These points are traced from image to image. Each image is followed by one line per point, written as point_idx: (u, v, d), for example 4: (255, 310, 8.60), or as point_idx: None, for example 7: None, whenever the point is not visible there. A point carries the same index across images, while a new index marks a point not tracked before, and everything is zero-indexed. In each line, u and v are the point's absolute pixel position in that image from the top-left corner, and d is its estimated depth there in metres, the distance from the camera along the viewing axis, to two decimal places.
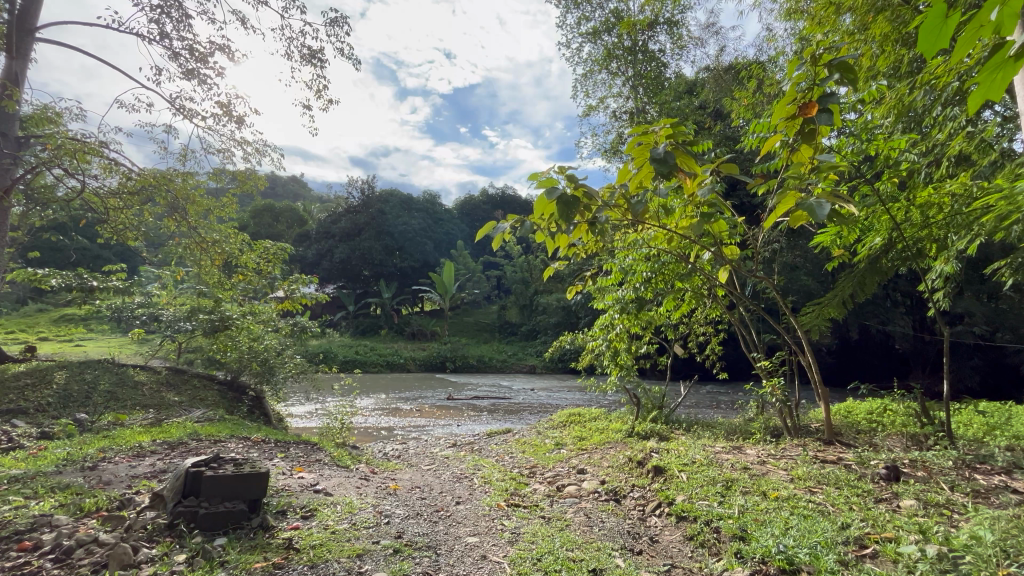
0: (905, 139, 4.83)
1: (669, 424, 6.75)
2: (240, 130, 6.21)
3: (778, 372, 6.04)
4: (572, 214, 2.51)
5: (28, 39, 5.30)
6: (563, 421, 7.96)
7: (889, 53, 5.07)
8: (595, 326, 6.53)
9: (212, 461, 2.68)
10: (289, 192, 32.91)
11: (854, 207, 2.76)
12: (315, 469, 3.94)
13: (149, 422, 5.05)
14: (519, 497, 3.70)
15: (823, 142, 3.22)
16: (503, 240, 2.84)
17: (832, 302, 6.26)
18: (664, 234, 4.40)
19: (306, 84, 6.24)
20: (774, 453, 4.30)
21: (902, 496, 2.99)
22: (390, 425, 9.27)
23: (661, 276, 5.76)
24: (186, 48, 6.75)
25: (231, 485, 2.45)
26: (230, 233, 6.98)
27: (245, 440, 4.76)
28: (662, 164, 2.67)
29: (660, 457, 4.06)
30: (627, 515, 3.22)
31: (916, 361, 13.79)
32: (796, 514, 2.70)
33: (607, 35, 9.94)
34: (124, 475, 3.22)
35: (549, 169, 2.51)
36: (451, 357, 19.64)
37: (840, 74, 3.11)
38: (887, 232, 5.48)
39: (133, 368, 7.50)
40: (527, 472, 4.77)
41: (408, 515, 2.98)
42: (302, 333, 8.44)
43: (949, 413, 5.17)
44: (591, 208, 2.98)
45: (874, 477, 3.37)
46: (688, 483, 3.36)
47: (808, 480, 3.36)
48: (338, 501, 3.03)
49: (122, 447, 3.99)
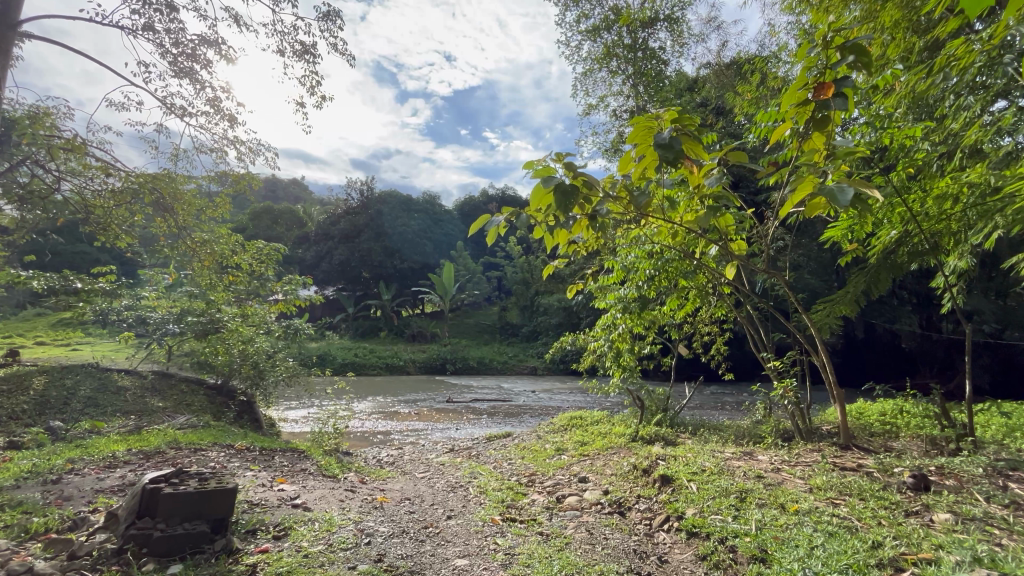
0: (921, 127, 4.56)
1: (674, 428, 6.47)
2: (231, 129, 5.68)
3: (788, 373, 5.76)
4: (570, 204, 2.27)
5: (10, 35, 3.96)
6: (564, 425, 7.71)
7: (899, 41, 4.82)
8: (596, 326, 6.28)
9: (172, 477, 2.44)
10: (290, 195, 32.72)
11: (878, 191, 2.50)
12: (298, 480, 3.68)
13: (128, 430, 4.80)
14: (515, 510, 3.44)
15: (838, 131, 2.95)
16: (497, 236, 2.58)
17: (845, 300, 6.08)
18: (668, 228, 4.16)
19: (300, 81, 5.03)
20: (788, 459, 4.04)
21: (934, 508, 2.73)
22: (387, 430, 9.04)
23: (665, 274, 5.50)
24: (175, 45, 6.54)
25: (192, 504, 2.21)
26: (221, 233, 6.77)
27: (228, 448, 4.52)
28: (667, 151, 2.45)
29: (667, 465, 3.79)
30: (632, 531, 2.97)
31: (925, 360, 13.50)
32: (821, 531, 2.45)
33: (606, 33, 9.64)
34: (87, 490, 2.98)
35: (545, 156, 2.27)
36: (452, 358, 19.39)
37: (854, 56, 2.84)
38: (902, 225, 5.20)
39: (118, 372, 7.25)
40: (526, 480, 4.52)
41: (392, 534, 2.72)
42: (295, 335, 8.19)
43: (971, 416, 4.79)
44: (592, 199, 2.71)
45: (901, 487, 3.12)
46: (700, 494, 3.09)
47: (828, 490, 3.10)
48: (317, 518, 2.78)
49: (92, 457, 3.76)
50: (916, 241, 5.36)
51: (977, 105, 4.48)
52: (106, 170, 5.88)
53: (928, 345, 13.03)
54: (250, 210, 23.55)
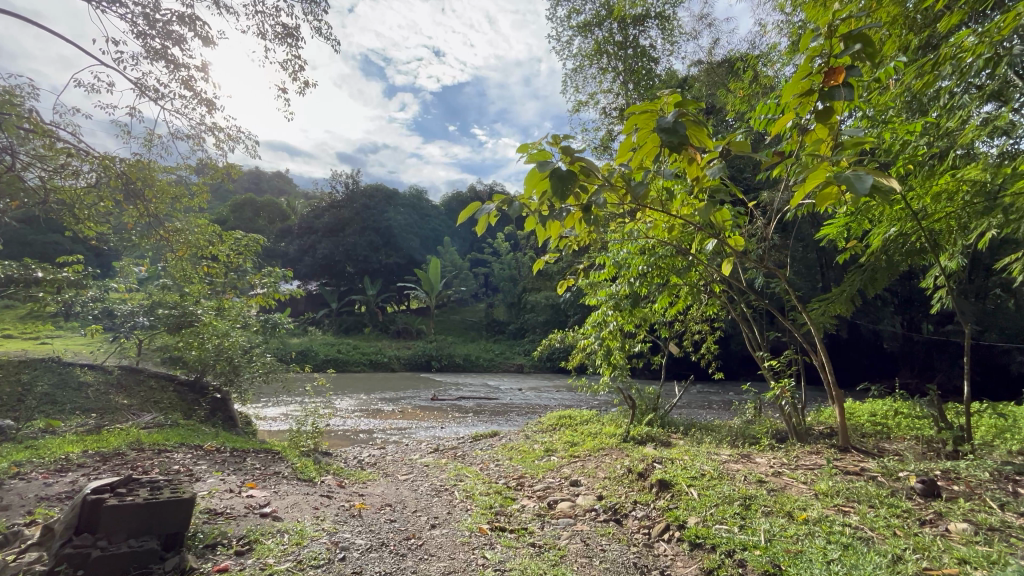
0: (919, 125, 4.28)
1: (664, 427, 6.34)
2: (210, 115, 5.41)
3: (785, 372, 5.58)
4: (568, 190, 2.03)
5: None
6: (554, 424, 7.52)
7: (896, 39, 4.46)
8: (586, 323, 6.05)
9: (120, 486, 2.16)
10: (272, 188, 31.86)
11: (895, 181, 2.18)
12: (270, 485, 3.39)
13: (87, 429, 4.47)
14: (504, 518, 3.22)
15: (841, 125, 2.67)
16: (488, 226, 2.32)
17: (840, 299, 6.02)
18: (663, 222, 3.91)
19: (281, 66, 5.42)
20: (787, 462, 3.87)
21: (948, 517, 2.58)
22: (369, 428, 8.75)
23: (658, 270, 5.31)
24: (149, 23, 6.17)
25: (139, 515, 1.96)
26: (196, 223, 6.43)
27: (196, 450, 4.21)
28: (670, 135, 2.20)
29: (664, 468, 3.59)
30: (631, 541, 2.77)
31: (905, 360, 13.68)
32: (834, 543, 2.28)
33: (598, 29, 9.32)
34: (29, 498, 2.69)
35: (541, 138, 2.04)
36: (437, 355, 19.06)
37: (860, 45, 2.55)
38: (898, 224, 5.00)
39: (81, 367, 6.85)
40: (514, 483, 4.29)
41: (370, 547, 2.47)
42: (273, 330, 7.82)
43: (969, 418, 4.69)
44: (590, 187, 2.47)
45: (909, 494, 2.96)
46: (702, 502, 2.91)
47: (835, 496, 2.94)
48: (286, 529, 2.52)
49: (42, 460, 3.44)
50: (913, 240, 5.21)
51: (972, 104, 4.18)
52: (67, 153, 5.47)
53: (910, 345, 13.15)
54: (231, 202, 22.95)
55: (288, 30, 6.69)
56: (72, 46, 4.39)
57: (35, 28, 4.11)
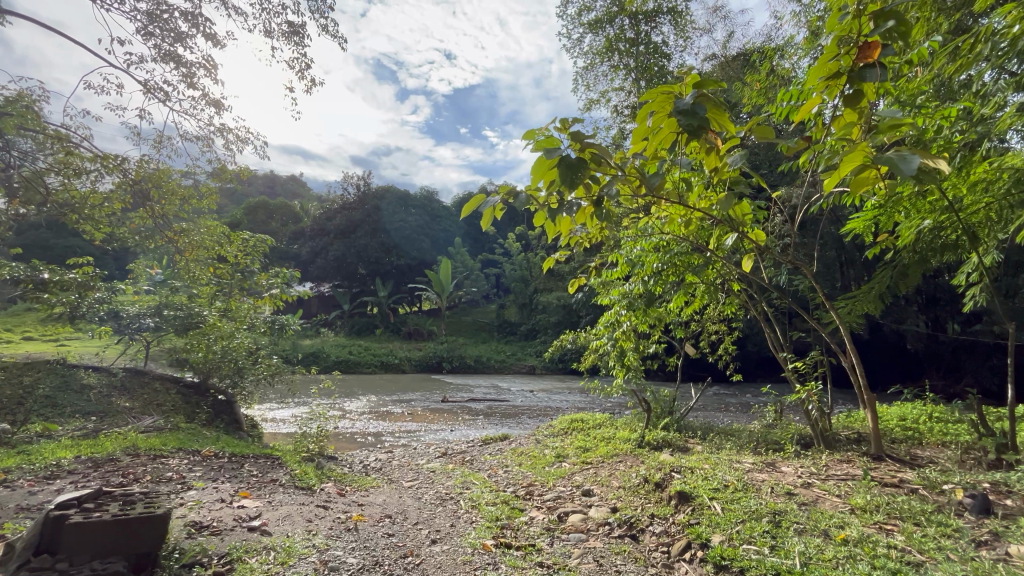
0: (954, 112, 3.90)
1: (681, 432, 6.06)
2: (217, 115, 6.32)
3: (810, 375, 5.26)
4: (578, 180, 1.83)
5: None
6: (566, 428, 7.27)
7: (926, 21, 4.13)
8: (598, 324, 5.80)
9: (89, 500, 2.01)
10: (286, 192, 32.07)
11: (947, 165, 1.81)
12: (264, 494, 3.22)
13: (83, 433, 4.36)
14: (510, 532, 3.00)
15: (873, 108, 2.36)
16: (493, 219, 2.09)
17: (868, 296, 5.66)
18: (681, 217, 3.64)
19: (289, 64, 6.07)
20: (816, 472, 3.59)
21: (1007, 538, 2.29)
22: (378, 431, 8.58)
23: (674, 269, 5.04)
24: (157, 26, 6.12)
25: (107, 533, 1.81)
26: (203, 224, 6.35)
27: (193, 456, 4.06)
28: (689, 117, 1.93)
29: (683, 479, 3.34)
30: (649, 561, 2.54)
31: (931, 361, 13.18)
32: (880, 570, 2.02)
33: (609, 26, 9.11)
34: (7, 509, 2.54)
35: (546, 122, 1.78)
36: (448, 357, 18.92)
37: (895, 22, 2.12)
38: (932, 219, 4.61)
39: (85, 369, 6.79)
40: (523, 492, 4.07)
41: (362, 567, 2.29)
42: (280, 332, 7.69)
43: (1014, 424, 4.34)
44: (602, 178, 2.20)
45: (957, 510, 2.68)
46: (726, 517, 2.66)
47: (874, 512, 2.66)
48: (273, 545, 2.34)
49: (34, 466, 3.33)
50: (948, 234, 4.84)
51: (1011, 88, 3.83)
52: (68, 152, 5.39)
53: (936, 346, 12.65)
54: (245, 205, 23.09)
55: (293, 30, 6.65)
56: (89, 51, 5.29)
57: (60, 36, 5.04)
